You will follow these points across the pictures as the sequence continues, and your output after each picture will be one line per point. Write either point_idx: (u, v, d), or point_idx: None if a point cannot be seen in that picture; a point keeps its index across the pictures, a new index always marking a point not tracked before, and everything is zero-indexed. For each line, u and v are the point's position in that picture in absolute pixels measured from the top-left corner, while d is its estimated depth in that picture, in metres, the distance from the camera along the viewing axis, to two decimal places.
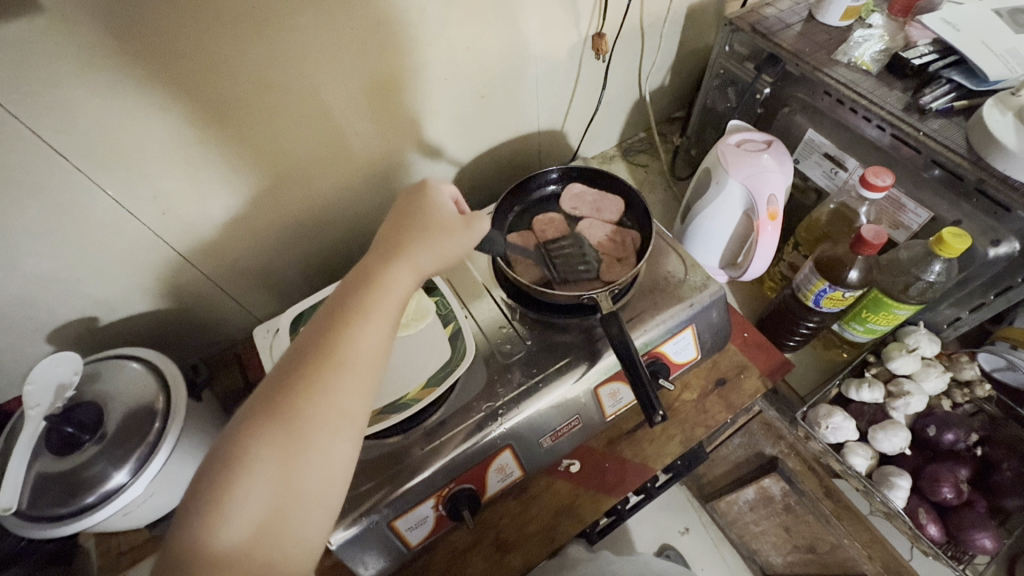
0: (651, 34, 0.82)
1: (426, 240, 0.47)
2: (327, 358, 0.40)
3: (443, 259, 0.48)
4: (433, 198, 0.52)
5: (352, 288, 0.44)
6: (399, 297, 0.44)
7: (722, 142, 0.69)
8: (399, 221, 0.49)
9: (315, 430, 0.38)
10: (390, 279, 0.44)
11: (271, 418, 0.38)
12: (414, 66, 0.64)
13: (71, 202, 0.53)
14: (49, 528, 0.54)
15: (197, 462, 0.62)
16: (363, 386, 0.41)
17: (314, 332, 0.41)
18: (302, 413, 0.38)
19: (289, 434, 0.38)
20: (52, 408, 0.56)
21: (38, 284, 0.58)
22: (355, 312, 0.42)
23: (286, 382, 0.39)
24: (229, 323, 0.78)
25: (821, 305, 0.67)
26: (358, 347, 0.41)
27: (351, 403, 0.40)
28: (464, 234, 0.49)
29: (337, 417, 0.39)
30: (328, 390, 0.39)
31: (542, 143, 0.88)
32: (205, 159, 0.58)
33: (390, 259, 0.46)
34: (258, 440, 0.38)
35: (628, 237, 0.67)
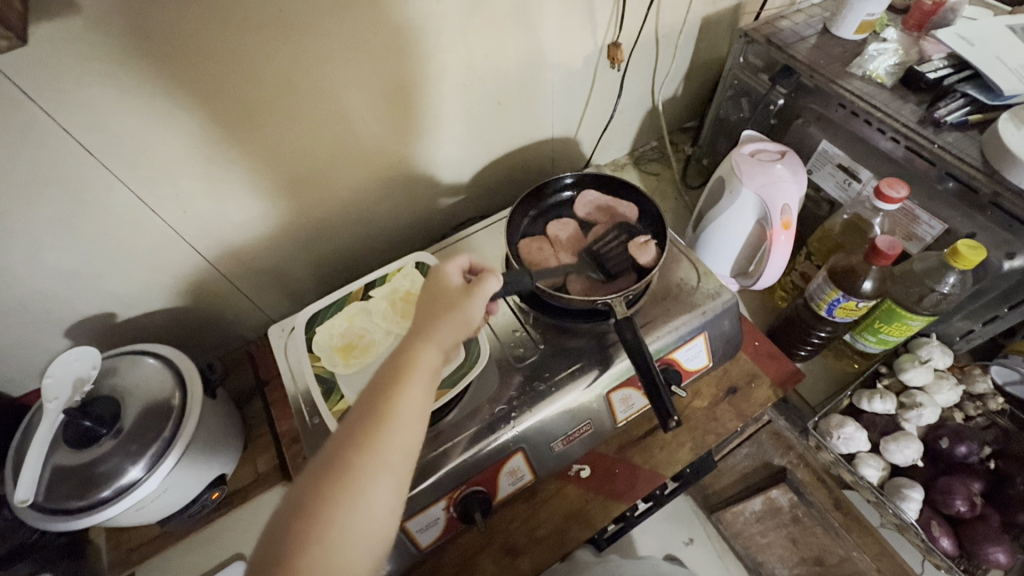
0: (666, 44, 0.83)
1: (456, 301, 0.47)
2: (373, 431, 0.39)
3: (474, 321, 0.48)
4: (453, 263, 0.52)
5: (390, 363, 0.44)
6: (436, 362, 0.45)
7: (736, 151, 0.70)
8: (424, 298, 0.49)
9: (367, 502, 0.37)
10: (418, 358, 0.44)
11: (321, 496, 0.37)
12: (433, 71, 0.65)
13: (94, 197, 0.54)
14: (63, 520, 0.54)
15: (207, 459, 0.62)
16: (408, 453, 0.40)
17: (358, 408, 0.41)
18: (351, 489, 0.37)
19: (340, 510, 0.36)
20: (69, 401, 0.57)
21: (60, 278, 0.59)
22: (397, 383, 0.42)
23: (333, 459, 0.39)
24: (243, 322, 0.78)
25: (834, 314, 0.67)
26: (404, 416, 0.40)
27: (399, 472, 0.39)
28: (490, 290, 0.48)
29: (386, 487, 0.38)
30: (376, 462, 0.38)
31: (556, 149, 0.89)
32: (226, 162, 0.59)
33: (423, 329, 0.46)
34: (307, 520, 0.36)
35: (639, 240, 0.66)
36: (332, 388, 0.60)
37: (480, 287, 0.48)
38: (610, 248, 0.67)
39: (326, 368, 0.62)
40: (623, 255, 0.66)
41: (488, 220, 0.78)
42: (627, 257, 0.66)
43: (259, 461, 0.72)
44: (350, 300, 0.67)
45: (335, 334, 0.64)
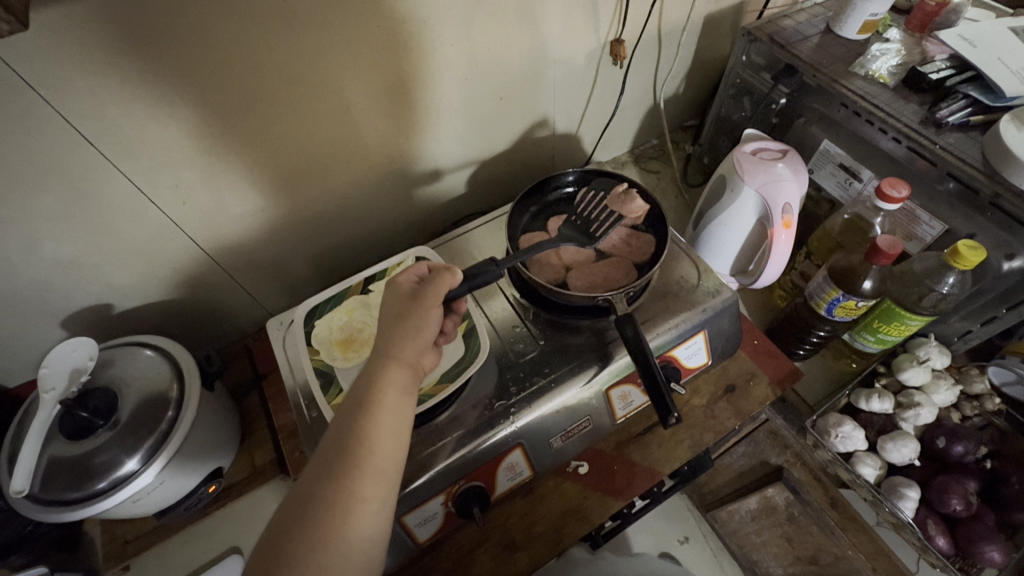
0: (669, 41, 0.83)
1: (415, 312, 0.48)
2: (353, 457, 0.40)
3: (433, 326, 0.49)
4: (405, 274, 0.52)
5: (360, 388, 0.44)
6: (407, 382, 0.45)
7: (737, 150, 0.70)
8: (384, 313, 0.49)
9: (353, 526, 0.38)
10: (384, 374, 0.45)
11: (311, 517, 0.38)
12: (436, 64, 0.64)
13: (93, 187, 0.54)
14: (58, 511, 0.53)
15: (202, 452, 0.62)
16: (389, 476, 0.41)
17: (335, 437, 0.42)
18: (339, 506, 0.38)
19: (330, 535, 0.37)
20: (66, 392, 0.56)
21: (56, 268, 0.58)
22: (370, 409, 0.43)
23: (315, 490, 0.39)
24: (241, 316, 0.78)
25: (834, 313, 0.67)
26: (380, 442, 0.41)
27: (384, 492, 0.40)
28: (444, 288, 0.49)
29: (372, 508, 0.39)
30: (358, 490, 0.39)
31: (557, 146, 0.89)
32: (224, 160, 0.59)
33: (389, 349, 0.46)
34: (301, 540, 0.37)
35: (620, 189, 0.68)
36: (330, 381, 0.60)
37: (434, 293, 0.49)
38: (597, 211, 0.67)
39: (325, 362, 0.61)
40: (609, 211, 0.67)
41: (487, 217, 0.78)
42: (613, 211, 0.67)
43: (256, 455, 0.72)
44: (349, 294, 0.67)
45: (334, 328, 0.64)
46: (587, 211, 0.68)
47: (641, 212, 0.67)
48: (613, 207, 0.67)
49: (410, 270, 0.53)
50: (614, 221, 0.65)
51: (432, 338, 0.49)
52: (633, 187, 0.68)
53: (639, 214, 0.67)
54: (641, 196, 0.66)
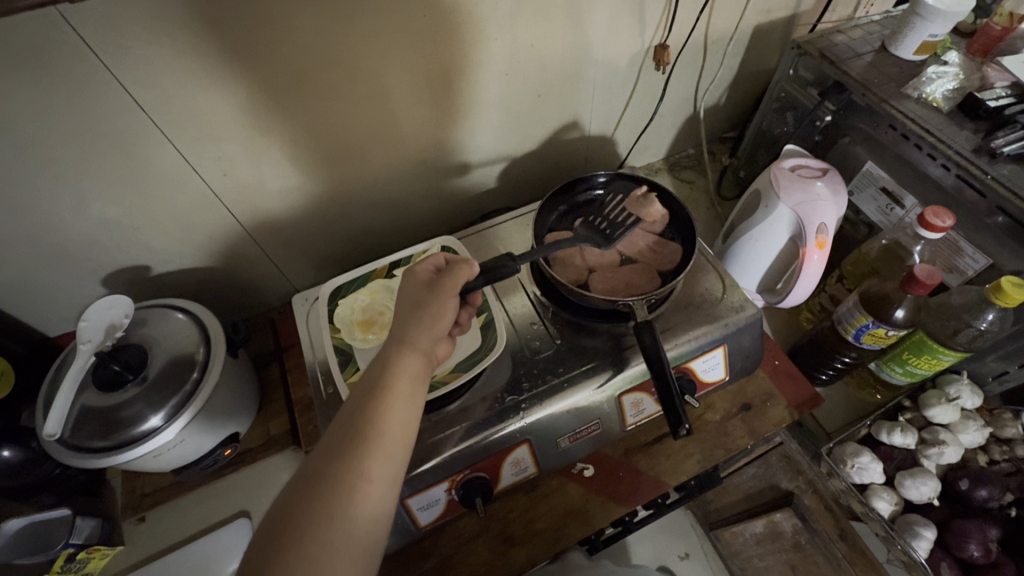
0: (715, 50, 0.82)
1: (432, 302, 0.49)
2: (363, 438, 0.41)
3: (449, 317, 0.50)
4: (423, 264, 0.53)
5: (374, 372, 0.45)
6: (420, 369, 0.46)
7: (775, 165, 0.68)
8: (401, 302, 0.50)
9: (358, 507, 0.38)
10: (397, 361, 0.45)
11: (318, 493, 0.38)
12: (480, 57, 0.65)
13: (142, 152, 0.56)
14: (82, 458, 0.56)
15: (221, 417, 0.65)
16: (397, 460, 0.41)
17: (346, 418, 0.42)
18: (346, 484, 0.39)
19: (336, 514, 0.37)
20: (102, 345, 0.59)
21: (100, 228, 0.61)
22: (382, 393, 0.43)
23: (323, 469, 0.39)
24: (267, 290, 0.80)
25: (861, 340, 0.65)
26: (390, 426, 0.42)
27: (391, 474, 0.41)
28: (462, 279, 0.51)
29: (379, 489, 0.40)
30: (366, 471, 0.40)
31: (590, 148, 0.88)
32: (265, 136, 0.61)
33: (404, 335, 0.47)
34: (307, 516, 0.37)
35: (638, 194, 0.69)
36: (348, 359, 0.62)
37: (450, 285, 0.51)
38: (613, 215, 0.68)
39: (346, 341, 0.63)
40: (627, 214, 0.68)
41: (513, 213, 0.78)
42: (631, 214, 0.67)
43: (271, 424, 0.74)
44: (374, 277, 0.69)
45: (356, 308, 0.65)
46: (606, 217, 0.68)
47: (660, 217, 0.68)
48: (631, 210, 0.68)
49: (428, 260, 0.54)
50: (632, 224, 0.66)
51: (446, 329, 0.50)
52: (652, 194, 0.68)
53: (657, 220, 0.68)
54: (660, 200, 0.67)
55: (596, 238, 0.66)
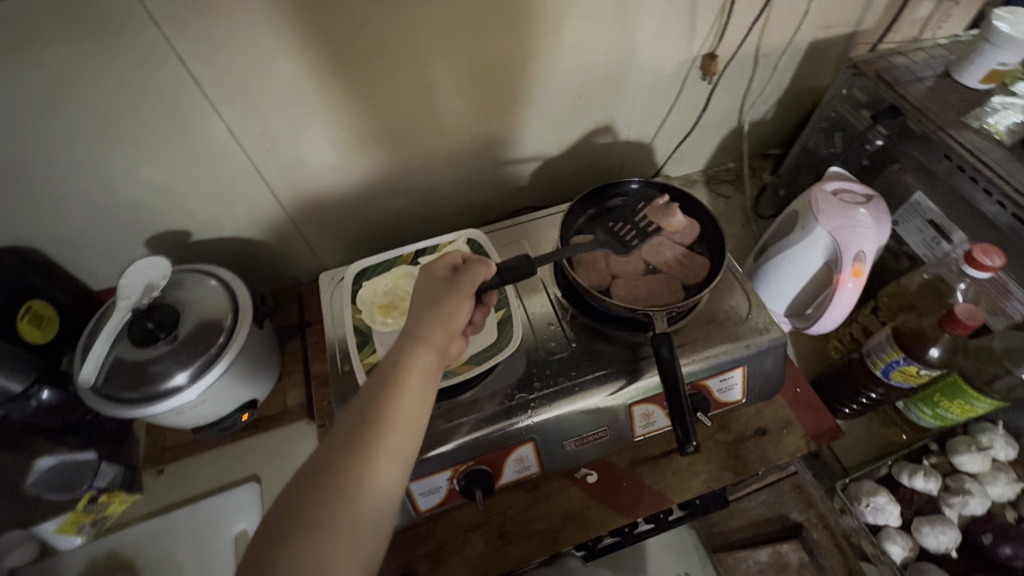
0: (766, 63, 0.79)
1: (448, 298, 0.50)
2: (372, 432, 0.42)
3: (464, 313, 0.50)
4: (440, 261, 0.54)
5: (387, 367, 0.46)
6: (433, 366, 0.47)
7: (818, 187, 0.66)
8: (417, 298, 0.51)
9: (364, 500, 0.39)
10: (411, 357, 0.46)
11: (326, 484, 0.39)
12: (524, 53, 0.65)
13: (191, 123, 0.59)
14: (111, 407, 0.59)
15: (241, 383, 0.67)
16: (404, 456, 0.42)
17: (357, 411, 0.43)
18: (353, 477, 0.40)
19: (342, 506, 0.39)
20: (139, 302, 0.62)
21: (148, 192, 0.64)
22: (393, 386, 0.44)
23: (332, 461, 0.41)
24: (297, 265, 0.82)
25: (890, 377, 0.63)
26: (399, 421, 0.43)
27: (397, 470, 0.42)
28: (478, 279, 0.52)
29: (385, 483, 0.41)
30: (373, 466, 0.41)
31: (628, 154, 0.87)
32: (308, 116, 0.62)
33: (418, 331, 0.48)
34: (314, 506, 0.38)
35: (660, 203, 0.69)
36: (366, 340, 0.63)
37: (466, 283, 0.52)
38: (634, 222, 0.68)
39: (366, 322, 0.65)
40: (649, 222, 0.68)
41: (542, 212, 0.78)
42: (653, 222, 0.67)
43: (288, 395, 0.76)
44: (400, 263, 0.70)
45: (379, 292, 0.67)
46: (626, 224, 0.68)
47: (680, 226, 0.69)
48: (653, 219, 0.68)
49: (446, 258, 0.55)
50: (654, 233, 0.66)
51: (460, 327, 0.50)
52: (676, 205, 0.68)
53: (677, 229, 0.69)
54: (682, 210, 0.68)
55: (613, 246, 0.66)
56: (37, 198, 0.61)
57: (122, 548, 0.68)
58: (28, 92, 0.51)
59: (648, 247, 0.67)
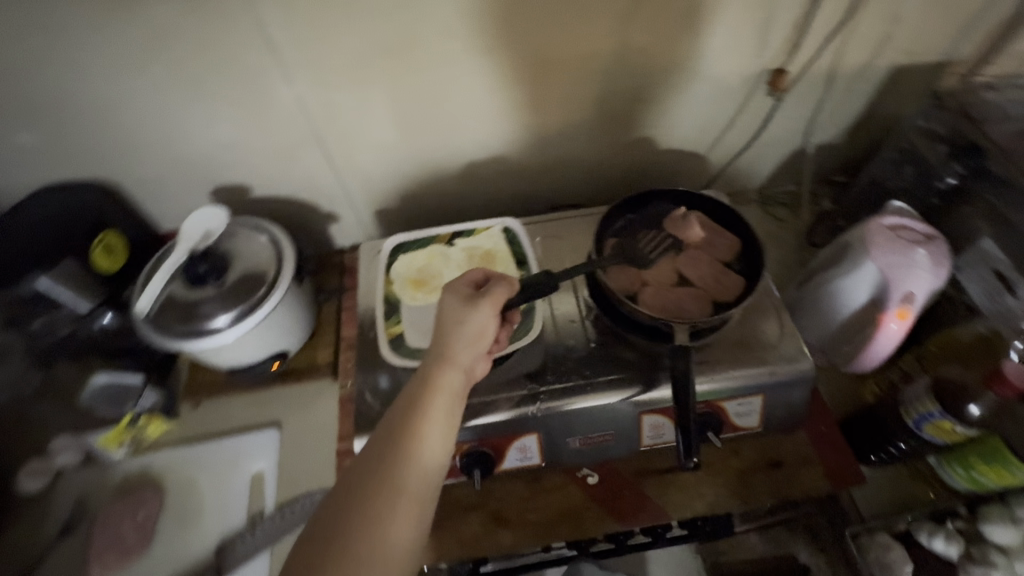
0: (839, 85, 0.76)
1: (473, 317, 0.52)
2: (403, 454, 0.44)
3: (489, 334, 0.53)
4: (463, 277, 0.56)
5: (414, 388, 0.48)
6: (459, 386, 0.49)
7: (873, 221, 0.63)
8: (440, 318, 0.53)
9: (399, 520, 0.41)
10: (438, 378, 0.48)
11: (362, 505, 0.41)
12: (583, 49, 0.67)
13: (266, 84, 0.64)
14: (160, 337, 0.65)
15: (276, 332, 0.72)
16: (434, 475, 0.45)
17: (386, 433, 0.46)
18: (388, 499, 0.42)
19: (379, 526, 0.41)
20: (196, 245, 0.68)
21: (221, 146, 0.70)
22: (421, 408, 0.47)
23: (364, 483, 0.43)
24: (342, 234, 0.86)
25: (922, 429, 0.60)
26: (428, 442, 0.45)
27: (428, 489, 0.44)
28: (502, 298, 0.54)
29: (417, 502, 0.43)
30: (404, 486, 0.43)
31: (680, 164, 0.84)
32: (370, 88, 0.67)
33: (444, 351, 0.50)
34: (351, 527, 0.40)
35: (676, 214, 0.68)
36: (395, 311, 0.67)
37: (490, 301, 0.53)
38: (650, 236, 0.68)
39: (397, 294, 0.68)
40: (665, 233, 0.68)
41: (583, 210, 0.77)
42: (670, 235, 0.68)
43: (317, 354, 0.81)
44: (436, 242, 0.72)
45: (413, 267, 0.70)
46: (645, 236, 0.68)
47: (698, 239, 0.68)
48: (671, 231, 0.68)
49: (467, 275, 0.57)
50: (670, 246, 0.67)
51: (484, 347, 0.53)
52: (692, 214, 0.68)
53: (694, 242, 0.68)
54: (700, 224, 0.67)
55: (632, 264, 0.65)
56: (129, 140, 0.68)
57: (155, 466, 0.74)
58: (139, 42, 0.59)
59: (672, 260, 0.66)
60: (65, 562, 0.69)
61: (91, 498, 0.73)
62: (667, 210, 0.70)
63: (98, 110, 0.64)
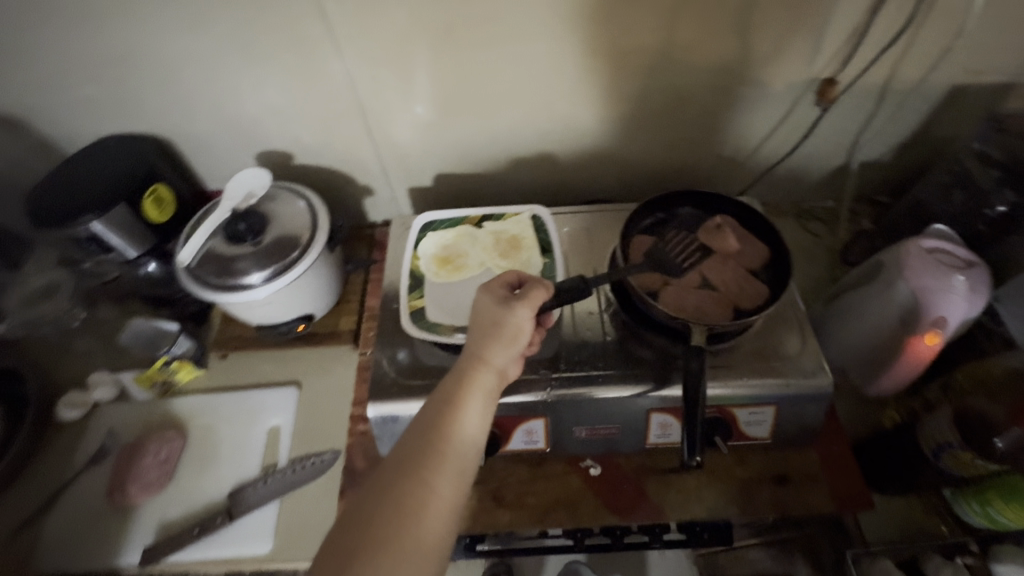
0: (891, 101, 0.73)
1: (508, 318, 0.52)
2: (437, 452, 0.44)
3: (523, 336, 0.52)
4: (499, 278, 0.56)
5: (449, 386, 0.48)
6: (492, 386, 0.49)
7: (914, 242, 0.60)
8: (476, 318, 0.53)
9: (431, 517, 0.42)
10: (474, 378, 0.49)
11: (395, 500, 0.41)
12: (629, 45, 0.67)
13: (317, 56, 0.67)
14: (195, 286, 0.68)
15: (303, 295, 0.74)
16: (466, 474, 0.45)
17: (420, 430, 0.46)
18: (422, 496, 0.42)
19: (412, 523, 0.41)
20: (239, 204, 0.72)
21: (270, 112, 0.73)
22: (454, 406, 0.47)
23: (398, 479, 0.43)
24: (375, 209, 0.88)
25: (941, 459, 0.58)
26: (461, 441, 0.45)
27: (460, 488, 0.44)
28: (538, 301, 0.53)
29: (449, 500, 0.43)
30: (437, 485, 0.43)
31: (717, 168, 0.83)
32: (416, 67, 0.68)
33: (480, 351, 0.50)
34: (384, 522, 0.40)
35: (710, 224, 0.68)
36: (418, 285, 0.69)
37: (527, 302, 0.53)
38: (679, 242, 0.67)
39: (421, 269, 0.70)
40: (697, 241, 0.67)
41: (612, 206, 0.78)
42: (702, 243, 0.67)
43: (341, 322, 0.83)
44: (465, 223, 0.74)
45: (440, 245, 0.71)
46: (673, 238, 0.68)
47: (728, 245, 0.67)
48: (703, 241, 0.67)
49: (503, 277, 0.57)
50: (701, 255, 0.66)
51: (519, 350, 0.53)
52: (725, 223, 0.68)
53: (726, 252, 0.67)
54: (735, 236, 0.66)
55: (661, 272, 0.64)
56: (187, 99, 0.72)
57: (181, 410, 0.79)
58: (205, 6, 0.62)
59: (702, 267, 0.65)
60: (90, 489, 0.73)
61: (120, 431, 0.77)
62: (699, 214, 0.70)
63: (162, 68, 0.68)
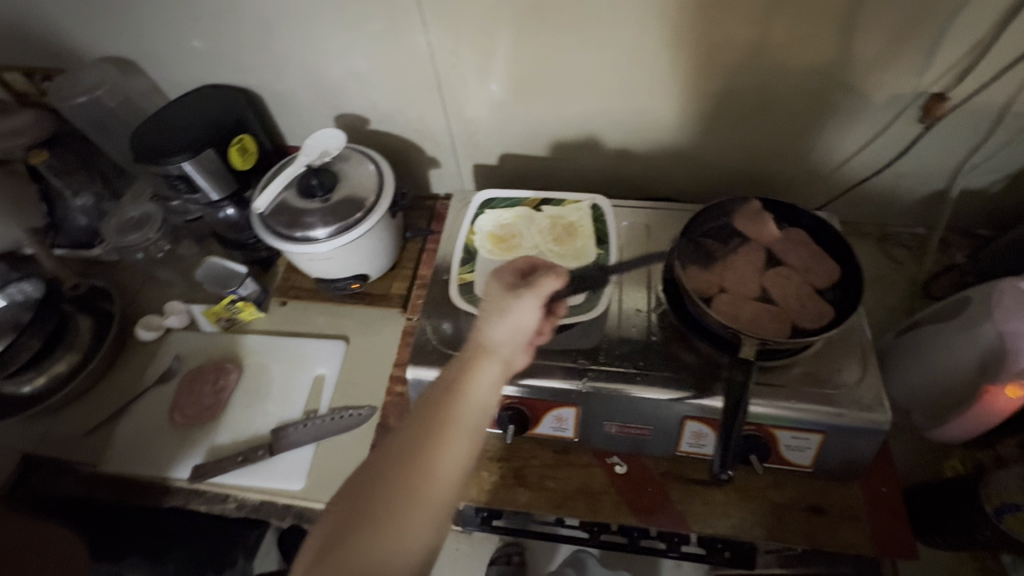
0: (1010, 125, 0.66)
1: (518, 299, 0.53)
2: (446, 410, 0.44)
3: (533, 319, 0.53)
4: (509, 266, 0.58)
5: (460, 359, 0.49)
6: (504, 359, 0.50)
7: (1011, 281, 0.55)
8: (486, 302, 0.55)
9: (439, 472, 0.41)
10: (484, 351, 0.49)
11: (404, 454, 0.41)
12: (718, 37, 0.63)
13: (402, 23, 0.68)
14: (267, 233, 0.72)
15: (361, 255, 0.78)
16: (474, 433, 0.44)
17: (429, 394, 0.46)
18: (430, 450, 0.41)
19: (420, 475, 0.40)
20: (314, 161, 0.75)
21: (352, 75, 0.76)
22: (463, 375, 0.47)
23: (406, 436, 0.42)
24: (440, 181, 0.90)
25: (1002, 518, 0.54)
26: (470, 403, 0.45)
27: (468, 447, 0.43)
28: (548, 284, 0.54)
29: (457, 457, 0.42)
30: (445, 440, 0.42)
31: (797, 178, 0.78)
32: (496, 42, 0.68)
33: (488, 328, 0.51)
34: (393, 474, 0.40)
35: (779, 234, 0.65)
36: (471, 259, 0.70)
37: (535, 286, 0.54)
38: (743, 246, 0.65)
39: (476, 244, 0.71)
40: (762, 249, 0.65)
41: (677, 205, 0.75)
42: (768, 251, 0.65)
43: (393, 285, 0.86)
44: (524, 204, 0.74)
45: (497, 223, 0.72)
46: (738, 246, 0.65)
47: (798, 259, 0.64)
48: (771, 249, 0.65)
49: (513, 266, 0.58)
50: (766, 264, 0.63)
51: (529, 331, 0.53)
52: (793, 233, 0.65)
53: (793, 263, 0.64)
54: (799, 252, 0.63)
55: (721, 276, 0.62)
56: (279, 57, 0.76)
57: (240, 346, 0.85)
58: None
59: (764, 276, 0.62)
60: (155, 405, 0.81)
61: (187, 358, 0.84)
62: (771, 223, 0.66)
63: (261, 25, 0.72)
